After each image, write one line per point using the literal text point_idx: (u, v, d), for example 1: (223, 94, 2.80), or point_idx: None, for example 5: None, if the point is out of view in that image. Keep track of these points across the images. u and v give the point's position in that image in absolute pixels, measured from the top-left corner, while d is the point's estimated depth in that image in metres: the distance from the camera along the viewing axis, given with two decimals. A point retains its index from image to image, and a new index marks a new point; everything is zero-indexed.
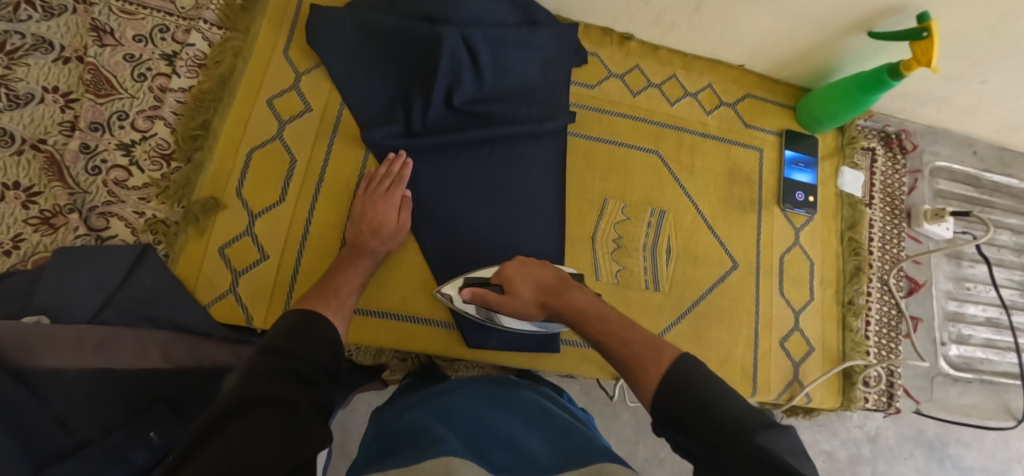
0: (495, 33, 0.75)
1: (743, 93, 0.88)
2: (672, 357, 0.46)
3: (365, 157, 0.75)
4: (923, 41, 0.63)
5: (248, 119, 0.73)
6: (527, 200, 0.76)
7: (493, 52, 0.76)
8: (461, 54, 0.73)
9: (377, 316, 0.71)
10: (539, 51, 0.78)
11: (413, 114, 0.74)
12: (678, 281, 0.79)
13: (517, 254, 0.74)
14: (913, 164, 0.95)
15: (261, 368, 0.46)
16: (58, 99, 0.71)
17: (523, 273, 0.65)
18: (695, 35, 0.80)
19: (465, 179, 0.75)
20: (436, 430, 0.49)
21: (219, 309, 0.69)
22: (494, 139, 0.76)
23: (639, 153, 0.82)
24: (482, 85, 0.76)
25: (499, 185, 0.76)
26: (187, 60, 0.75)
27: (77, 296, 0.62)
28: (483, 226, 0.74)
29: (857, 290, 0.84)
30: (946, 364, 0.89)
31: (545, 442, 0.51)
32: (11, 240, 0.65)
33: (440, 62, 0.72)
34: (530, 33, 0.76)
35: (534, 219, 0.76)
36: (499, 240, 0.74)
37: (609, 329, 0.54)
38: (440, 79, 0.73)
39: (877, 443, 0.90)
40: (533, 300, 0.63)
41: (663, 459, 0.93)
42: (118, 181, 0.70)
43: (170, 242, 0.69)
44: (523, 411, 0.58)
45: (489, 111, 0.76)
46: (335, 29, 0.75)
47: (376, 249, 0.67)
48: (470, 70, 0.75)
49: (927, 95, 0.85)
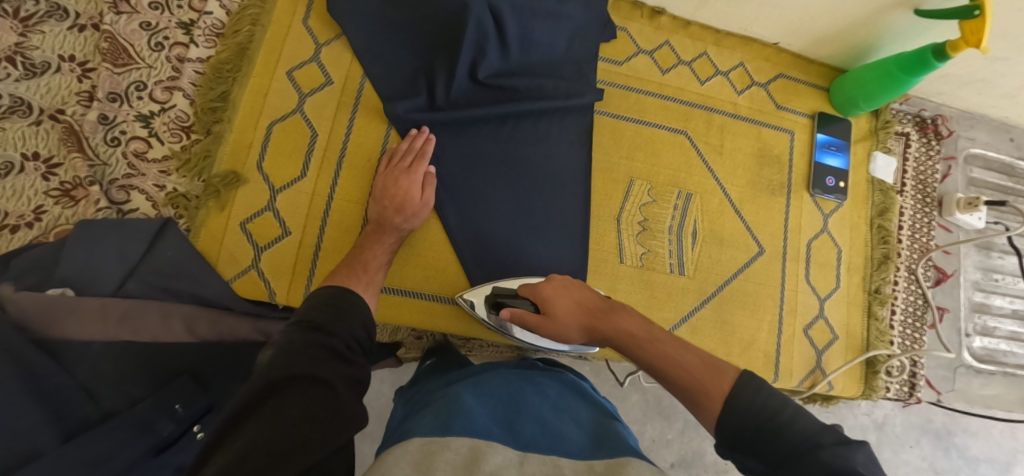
0: (523, 4, 0.72)
1: (776, 73, 0.85)
2: (735, 377, 0.44)
3: (387, 131, 0.73)
4: (974, 20, 0.60)
5: (268, 91, 0.71)
6: (552, 179, 0.75)
7: (520, 23, 0.73)
8: (488, 25, 0.70)
9: (401, 294, 0.71)
10: (566, 23, 0.75)
11: (437, 88, 0.71)
12: (703, 265, 0.78)
13: (541, 234, 0.73)
14: (948, 150, 0.92)
15: (301, 344, 0.46)
16: (75, 68, 0.69)
17: (564, 293, 0.62)
18: (730, 10, 0.77)
19: (489, 155, 0.73)
20: (467, 405, 0.50)
21: (244, 286, 0.68)
22: (520, 117, 0.74)
23: (666, 133, 0.80)
24: (508, 58, 0.73)
25: (523, 163, 0.74)
26: (205, 28, 0.73)
27: (101, 267, 0.62)
28: (506, 204, 0.73)
29: (884, 279, 0.82)
30: (969, 355, 0.88)
31: (573, 428, 0.51)
32: (33, 212, 0.65)
33: (466, 34, 0.70)
34: (558, 4, 0.73)
35: (559, 199, 0.74)
36: (523, 220, 0.73)
37: (667, 355, 0.51)
38: (465, 51, 0.71)
39: (885, 430, 0.89)
40: (569, 321, 0.60)
41: (671, 441, 0.93)
42: (138, 153, 0.69)
43: (192, 216, 0.68)
44: (550, 394, 0.59)
45: (515, 86, 0.74)
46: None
47: (403, 226, 0.67)
48: (495, 43, 0.72)
49: (968, 77, 0.81)
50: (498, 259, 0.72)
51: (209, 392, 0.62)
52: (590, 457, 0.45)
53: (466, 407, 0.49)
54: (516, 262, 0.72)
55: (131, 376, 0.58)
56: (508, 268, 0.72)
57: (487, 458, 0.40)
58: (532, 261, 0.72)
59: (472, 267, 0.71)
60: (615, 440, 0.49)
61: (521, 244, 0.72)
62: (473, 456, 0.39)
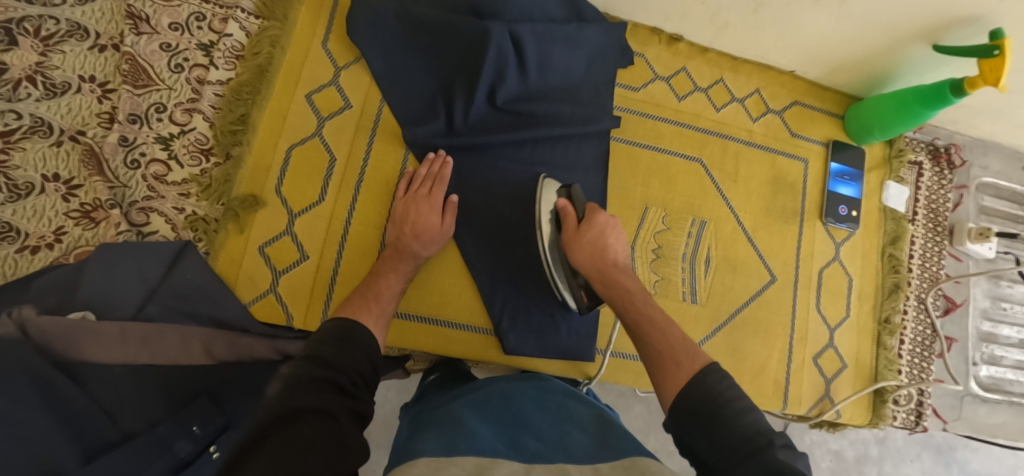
0: (543, 30, 0.72)
1: (791, 100, 0.85)
2: (705, 363, 0.48)
3: (405, 156, 0.74)
4: (993, 59, 0.61)
5: (287, 113, 0.71)
6: None
7: (540, 49, 0.73)
8: (508, 52, 0.71)
9: (414, 319, 0.71)
10: (585, 48, 0.75)
11: (456, 112, 0.72)
12: (716, 292, 0.78)
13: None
14: (960, 179, 0.92)
15: (306, 378, 0.46)
16: (95, 88, 0.69)
17: (606, 228, 0.65)
18: (748, 38, 0.77)
19: (505, 181, 0.73)
20: (470, 425, 0.50)
21: (261, 309, 0.69)
22: (535, 144, 0.75)
23: (681, 160, 0.80)
24: (527, 84, 0.74)
25: (539, 188, 0.74)
26: (224, 50, 0.73)
27: (121, 289, 0.62)
28: (522, 228, 0.73)
29: (895, 308, 0.83)
30: (976, 384, 0.88)
31: (576, 434, 0.51)
32: (53, 233, 0.65)
33: (486, 59, 0.70)
34: (578, 31, 0.73)
35: None
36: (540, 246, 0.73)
37: (655, 325, 0.56)
38: (484, 77, 0.71)
39: (886, 445, 0.91)
40: (589, 253, 0.63)
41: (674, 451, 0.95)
42: (158, 175, 0.69)
43: (211, 239, 0.69)
44: (555, 407, 0.57)
45: (533, 111, 0.74)
46: (377, 19, 0.72)
47: (420, 253, 0.67)
48: (515, 69, 0.72)
49: (984, 107, 0.82)
50: (512, 284, 0.72)
51: (224, 411, 0.62)
52: (596, 461, 0.45)
53: (471, 426, 0.50)
54: (530, 285, 0.72)
55: (150, 400, 0.59)
56: (520, 291, 0.72)
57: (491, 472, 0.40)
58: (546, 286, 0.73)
59: (484, 289, 0.72)
60: (615, 442, 0.49)
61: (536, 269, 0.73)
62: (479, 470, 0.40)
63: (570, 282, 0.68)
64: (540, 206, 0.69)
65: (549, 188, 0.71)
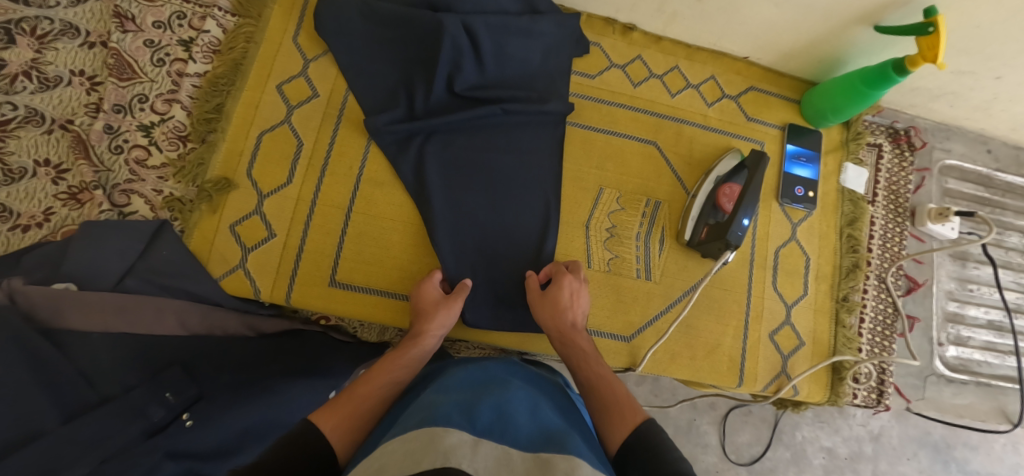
0: (497, 22, 0.76)
1: (747, 85, 0.87)
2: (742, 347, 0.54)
3: (366, 146, 0.77)
4: (929, 36, 0.62)
5: (259, 102, 0.77)
6: (524, 185, 0.78)
7: (496, 41, 0.77)
8: (463, 43, 0.75)
9: (377, 294, 0.75)
10: (540, 40, 0.79)
11: (415, 99, 0.76)
12: (670, 270, 0.80)
13: (512, 240, 0.76)
14: (922, 161, 0.93)
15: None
16: (85, 81, 0.76)
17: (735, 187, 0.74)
18: (698, 26, 0.81)
19: (462, 162, 0.77)
20: (432, 400, 0.48)
21: (231, 283, 0.74)
22: (492, 127, 0.78)
23: (636, 143, 0.83)
24: (484, 73, 0.78)
25: (495, 170, 0.77)
26: (202, 46, 0.78)
27: (103, 264, 0.67)
28: (475, 207, 0.76)
29: (853, 287, 0.84)
30: (941, 364, 0.89)
31: (532, 410, 0.49)
32: (42, 213, 0.71)
33: (442, 50, 0.74)
34: (532, 23, 0.77)
35: (531, 205, 0.77)
36: (496, 225, 0.76)
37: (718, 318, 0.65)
38: (442, 67, 0.75)
39: (880, 443, 0.91)
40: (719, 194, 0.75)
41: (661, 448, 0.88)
42: (138, 160, 0.74)
43: (186, 218, 0.74)
44: (520, 385, 0.54)
45: (489, 99, 0.78)
46: (342, 15, 0.77)
47: (426, 333, 0.64)
48: (472, 59, 0.76)
49: (938, 90, 0.83)
50: (469, 262, 0.75)
51: (198, 383, 0.64)
52: (546, 445, 0.43)
53: (431, 400, 0.48)
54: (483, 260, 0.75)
55: None
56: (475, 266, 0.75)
57: (443, 438, 0.39)
58: (499, 263, 0.76)
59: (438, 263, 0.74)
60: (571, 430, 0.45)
61: (491, 248, 0.76)
62: (429, 439, 0.39)
63: (702, 218, 0.78)
64: (722, 163, 0.81)
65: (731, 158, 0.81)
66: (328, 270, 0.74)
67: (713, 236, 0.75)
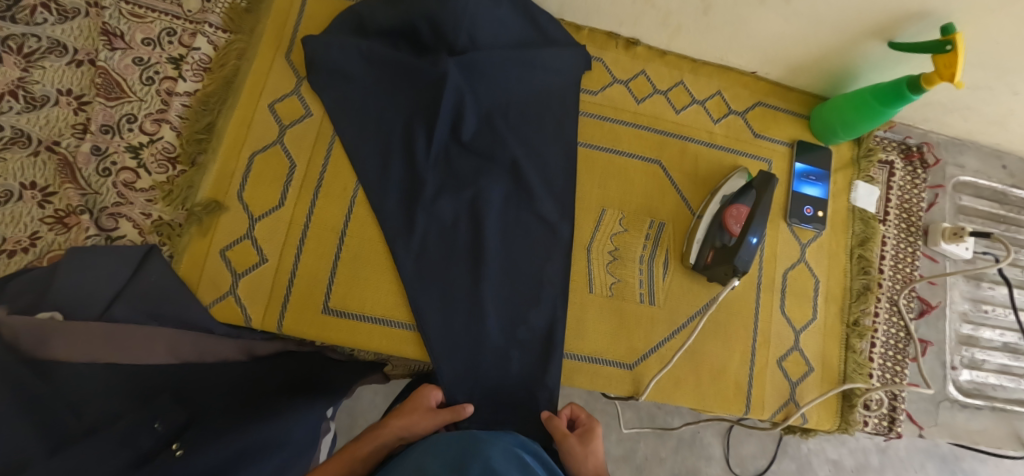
0: (498, 60, 0.75)
1: (754, 100, 0.85)
2: None
3: (353, 193, 0.74)
4: (946, 55, 0.59)
5: (251, 122, 0.74)
6: (526, 233, 0.75)
7: (490, 76, 0.76)
8: (464, 88, 0.74)
9: (369, 320, 0.72)
10: (542, 74, 0.78)
11: (417, 146, 0.74)
12: (674, 294, 0.78)
13: (513, 297, 0.73)
14: (935, 178, 0.90)
15: None
16: (72, 101, 0.74)
17: (739, 211, 0.72)
18: (703, 39, 0.78)
19: (463, 210, 0.74)
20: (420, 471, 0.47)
21: (220, 309, 0.71)
22: (495, 174, 0.75)
23: (639, 162, 0.81)
24: (479, 102, 0.76)
25: (496, 217, 0.74)
26: (192, 63, 0.76)
27: (88, 291, 0.65)
28: (475, 261, 0.72)
29: (864, 310, 0.81)
30: (955, 389, 0.86)
31: (518, 471, 0.48)
32: (28, 237, 0.69)
33: (445, 99, 0.73)
34: (534, 57, 0.76)
35: (535, 254, 0.75)
36: (496, 282, 0.73)
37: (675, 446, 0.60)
38: (445, 114, 0.74)
39: (887, 454, 0.94)
40: (724, 219, 0.73)
41: (664, 459, 0.91)
42: (126, 183, 0.72)
43: (175, 243, 0.71)
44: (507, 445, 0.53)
45: (486, 151, 0.75)
46: (335, 52, 0.74)
47: (386, 425, 0.64)
48: (473, 106, 0.75)
49: (953, 105, 0.80)
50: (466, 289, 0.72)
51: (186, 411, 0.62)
52: None
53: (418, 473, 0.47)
54: (484, 320, 0.71)
55: None
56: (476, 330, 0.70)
57: None
58: (500, 321, 0.72)
59: (432, 328, 0.70)
60: None
61: (492, 306, 0.72)
62: None
63: (706, 240, 0.75)
64: (727, 184, 0.78)
65: (735, 180, 0.78)
66: (321, 295, 0.72)
67: (719, 260, 0.72)
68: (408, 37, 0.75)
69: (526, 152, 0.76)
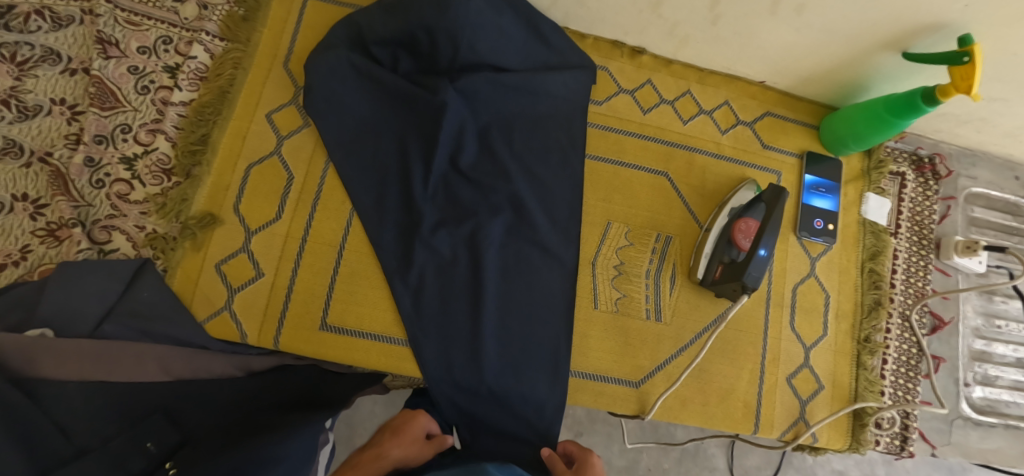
0: (498, 81, 0.74)
1: (762, 111, 0.83)
2: None
3: (349, 217, 0.72)
4: (963, 66, 0.57)
5: (247, 133, 0.73)
6: (527, 259, 0.73)
7: (491, 97, 0.75)
8: (463, 116, 0.73)
9: (367, 337, 0.70)
10: (544, 99, 0.77)
11: (414, 181, 0.71)
12: (681, 310, 0.76)
13: (515, 333, 0.70)
14: (947, 190, 0.88)
15: None
16: (65, 110, 0.72)
17: (749, 227, 0.70)
18: (712, 49, 0.76)
19: (460, 247, 0.71)
20: None
21: (215, 326, 0.69)
22: (496, 206, 0.73)
23: (645, 174, 0.79)
24: (478, 118, 0.74)
25: (496, 248, 0.72)
26: (189, 72, 0.75)
27: (78, 308, 0.63)
28: (475, 297, 0.70)
29: (875, 326, 0.79)
30: (968, 406, 0.84)
31: None
32: (20, 251, 0.67)
33: (443, 131, 0.71)
34: (536, 82, 0.75)
35: (537, 282, 0.72)
36: (498, 317, 0.70)
37: None
38: (442, 146, 0.72)
39: (894, 466, 0.92)
40: (732, 233, 0.71)
41: (667, 470, 0.89)
42: (120, 194, 0.70)
43: (168, 257, 0.70)
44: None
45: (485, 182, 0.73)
46: (333, 74, 0.72)
47: (387, 452, 0.64)
48: (473, 140, 0.74)
49: (967, 116, 0.78)
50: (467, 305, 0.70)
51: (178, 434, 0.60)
52: None
53: None
54: (486, 355, 0.69)
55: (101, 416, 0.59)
56: (476, 369, 0.68)
57: None
58: (501, 339, 0.70)
59: (432, 367, 0.68)
60: None
61: (494, 343, 0.69)
62: None
63: (714, 254, 0.73)
64: (736, 196, 0.76)
65: (745, 191, 0.76)
66: (319, 311, 0.70)
67: (727, 276, 0.70)
68: (407, 46, 0.73)
69: (527, 184, 0.74)
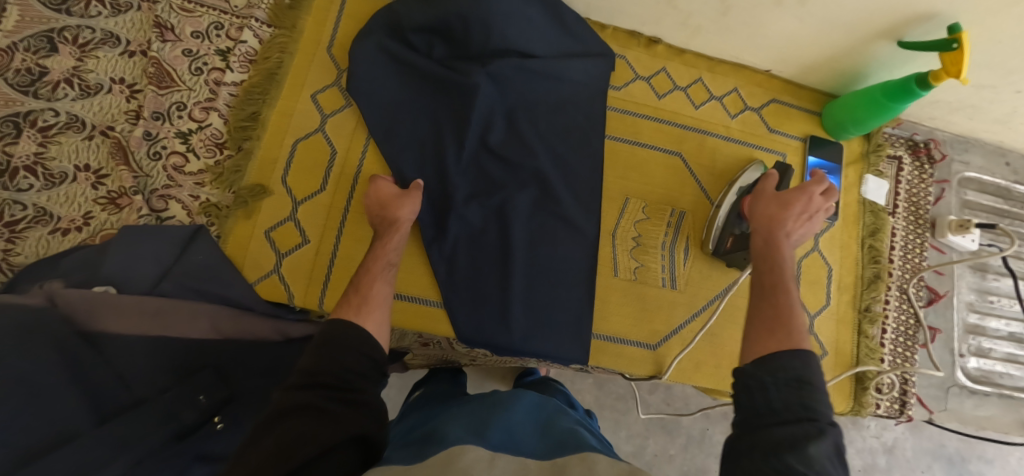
0: (523, 66, 0.79)
1: (769, 97, 0.89)
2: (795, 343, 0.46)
3: None
4: (952, 52, 0.63)
5: (293, 111, 0.79)
6: (551, 228, 0.78)
7: (520, 78, 0.80)
8: (493, 97, 0.79)
9: (401, 299, 0.75)
10: (568, 85, 0.82)
11: (448, 152, 0.77)
12: (695, 280, 0.81)
13: (541, 298, 0.76)
14: (941, 174, 0.95)
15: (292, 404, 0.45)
16: (124, 89, 0.78)
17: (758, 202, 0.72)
18: (722, 39, 0.82)
19: (491, 216, 0.77)
20: (441, 429, 0.49)
21: (265, 287, 0.74)
22: (524, 181, 0.78)
23: (660, 154, 0.85)
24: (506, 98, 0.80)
25: (524, 221, 0.77)
26: (239, 56, 0.81)
27: (139, 267, 0.68)
28: (505, 262, 0.75)
29: (875, 298, 0.85)
30: (963, 375, 0.89)
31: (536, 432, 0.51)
32: (82, 217, 0.72)
33: (475, 110, 0.77)
34: (560, 68, 0.81)
35: (563, 251, 0.78)
36: (526, 284, 0.76)
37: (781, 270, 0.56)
38: (475, 124, 0.77)
39: (894, 455, 0.91)
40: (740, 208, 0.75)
41: (673, 456, 0.93)
42: (176, 166, 0.76)
43: (221, 223, 0.75)
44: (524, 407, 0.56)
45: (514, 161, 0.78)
46: (374, 57, 0.79)
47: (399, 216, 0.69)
48: (502, 120, 0.79)
49: (959, 104, 0.84)
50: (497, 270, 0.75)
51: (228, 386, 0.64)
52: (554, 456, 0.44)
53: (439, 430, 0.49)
54: (515, 315, 0.74)
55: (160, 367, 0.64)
56: (506, 332, 0.73)
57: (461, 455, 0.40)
58: (529, 302, 0.75)
59: (466, 330, 0.73)
60: (574, 442, 0.47)
61: (521, 308, 0.75)
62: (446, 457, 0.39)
63: (722, 230, 0.78)
64: (746, 176, 0.80)
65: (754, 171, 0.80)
66: None
67: (736, 248, 0.75)
68: (441, 33, 0.78)
69: (552, 163, 0.80)
